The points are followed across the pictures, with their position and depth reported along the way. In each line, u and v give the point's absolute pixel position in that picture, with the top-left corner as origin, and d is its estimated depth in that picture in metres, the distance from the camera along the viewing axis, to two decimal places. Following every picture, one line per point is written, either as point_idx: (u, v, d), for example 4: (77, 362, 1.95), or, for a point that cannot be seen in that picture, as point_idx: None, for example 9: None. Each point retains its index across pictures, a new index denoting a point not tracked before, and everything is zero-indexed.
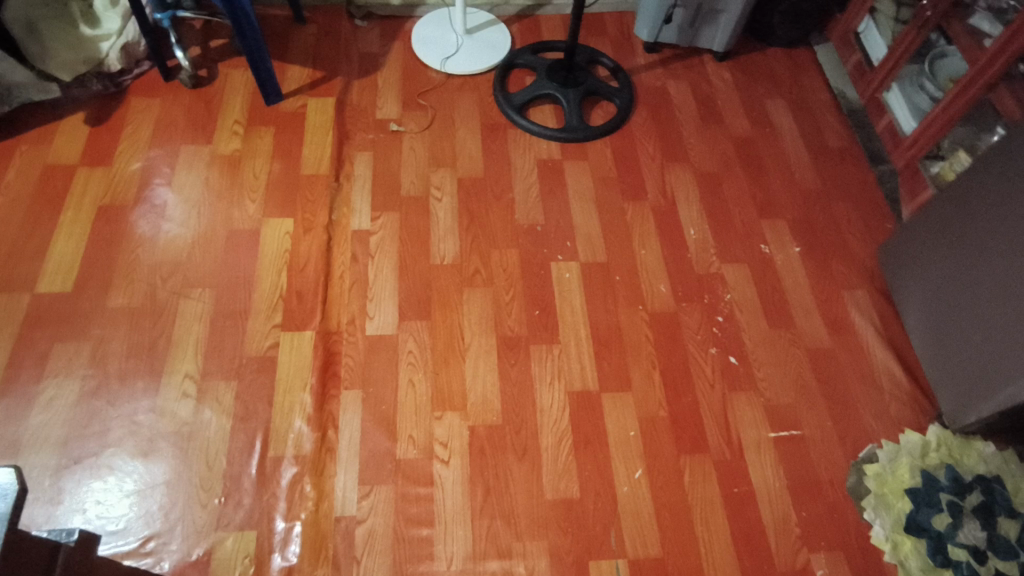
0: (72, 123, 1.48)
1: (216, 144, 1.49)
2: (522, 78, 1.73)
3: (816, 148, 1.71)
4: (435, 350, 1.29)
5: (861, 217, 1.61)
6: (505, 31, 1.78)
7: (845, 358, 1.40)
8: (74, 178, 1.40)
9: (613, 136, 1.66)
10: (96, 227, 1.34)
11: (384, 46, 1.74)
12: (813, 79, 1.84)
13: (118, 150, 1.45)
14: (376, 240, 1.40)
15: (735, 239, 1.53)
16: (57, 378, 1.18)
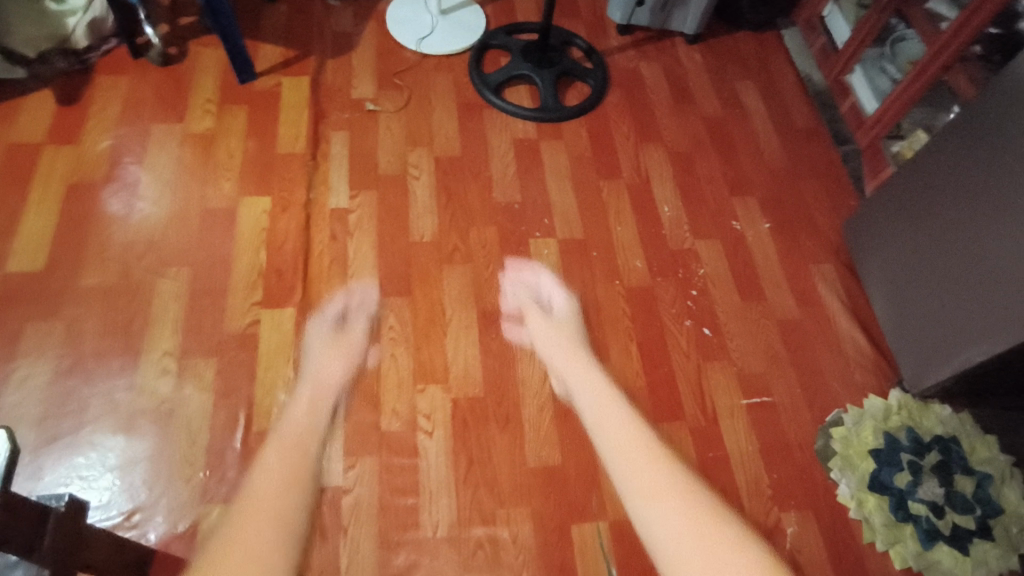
0: (36, 101, 1.44)
1: (189, 122, 1.47)
2: (497, 59, 1.74)
3: (783, 129, 1.76)
4: (416, 326, 1.30)
5: (827, 195, 1.66)
6: (479, 13, 1.79)
7: (813, 328, 1.46)
8: (41, 156, 1.37)
9: (587, 116, 1.68)
10: (66, 205, 1.32)
11: (357, 26, 1.73)
12: (779, 61, 1.89)
13: (87, 128, 1.42)
14: (355, 219, 1.41)
15: (707, 216, 1.58)
16: (30, 357, 1.16)
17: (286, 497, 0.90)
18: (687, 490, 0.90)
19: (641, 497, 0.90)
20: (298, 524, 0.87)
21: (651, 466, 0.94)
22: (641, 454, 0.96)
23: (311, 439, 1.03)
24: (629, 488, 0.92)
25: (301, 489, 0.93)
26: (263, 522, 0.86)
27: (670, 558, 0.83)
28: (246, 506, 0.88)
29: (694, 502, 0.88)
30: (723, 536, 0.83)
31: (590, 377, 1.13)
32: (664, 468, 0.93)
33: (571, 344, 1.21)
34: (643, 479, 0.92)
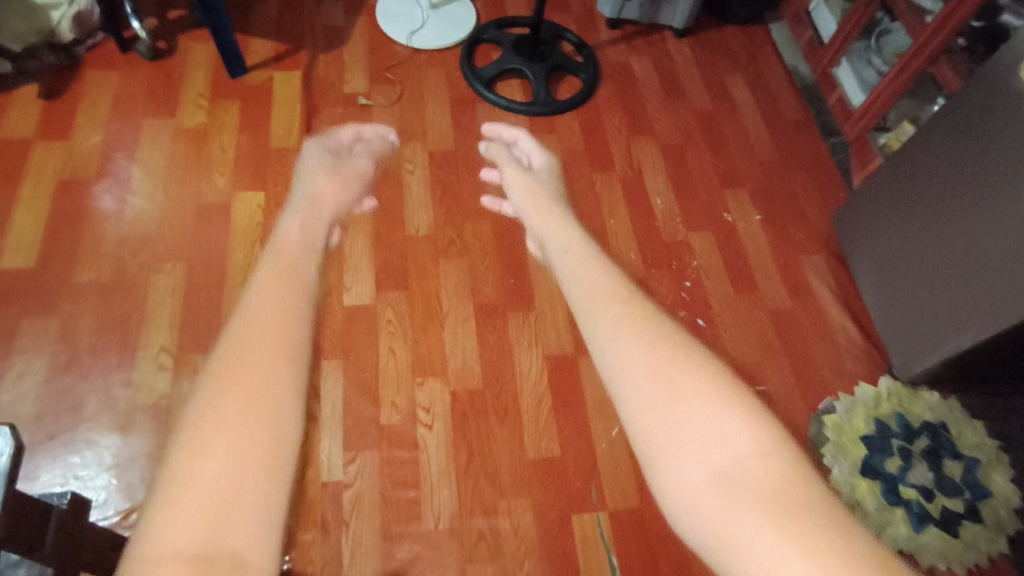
0: (24, 96, 1.42)
1: (180, 117, 1.45)
2: (488, 53, 1.75)
3: (772, 122, 1.78)
4: (414, 320, 1.30)
5: (816, 187, 1.69)
6: (470, 7, 1.79)
7: (805, 318, 1.49)
8: (30, 151, 1.35)
9: (579, 110, 1.69)
10: (57, 201, 1.30)
11: (348, 20, 1.72)
12: (767, 55, 1.91)
13: (76, 123, 1.40)
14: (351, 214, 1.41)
15: (699, 208, 1.60)
16: (25, 355, 1.15)
17: (274, 369, 0.69)
18: (713, 383, 0.66)
19: (637, 391, 0.66)
20: (294, 401, 0.68)
21: (648, 341, 0.70)
22: (642, 340, 0.70)
23: (307, 298, 0.83)
24: (615, 357, 0.70)
25: (289, 356, 0.72)
26: (262, 376, 0.68)
27: (653, 430, 0.64)
28: (229, 371, 0.68)
29: (725, 415, 0.63)
30: (732, 422, 0.63)
31: (557, 227, 1.13)
32: (679, 359, 0.68)
33: (558, 213, 1.18)
34: (643, 366, 0.68)
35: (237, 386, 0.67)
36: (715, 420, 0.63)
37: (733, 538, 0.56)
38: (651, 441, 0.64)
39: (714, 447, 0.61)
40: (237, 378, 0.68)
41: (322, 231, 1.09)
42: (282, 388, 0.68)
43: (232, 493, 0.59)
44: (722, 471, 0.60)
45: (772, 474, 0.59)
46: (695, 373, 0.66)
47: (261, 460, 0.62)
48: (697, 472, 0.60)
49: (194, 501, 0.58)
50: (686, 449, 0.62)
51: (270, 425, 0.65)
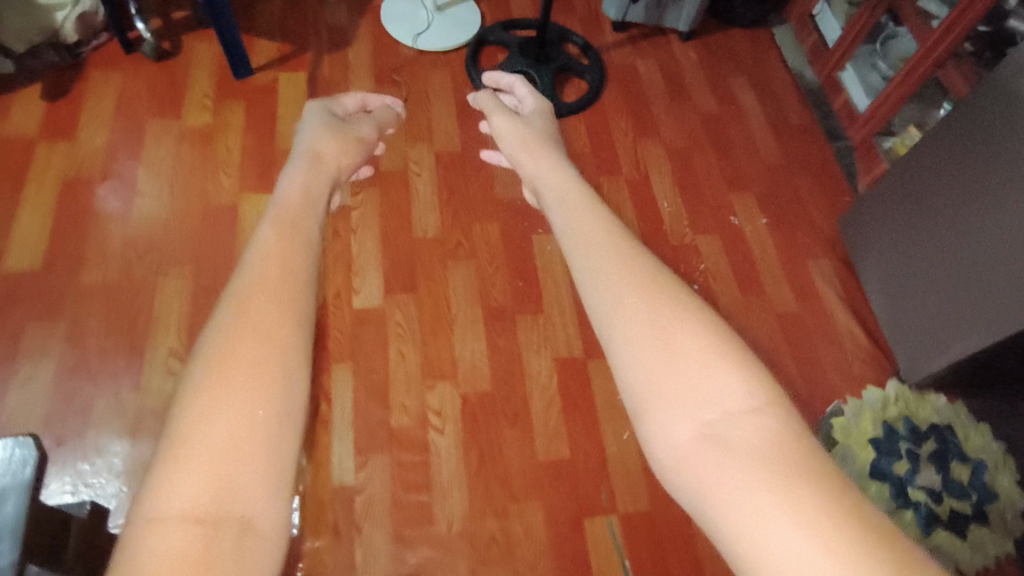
0: (27, 96, 1.40)
1: (185, 118, 1.44)
2: (494, 55, 1.74)
3: (777, 125, 1.79)
4: (422, 322, 1.30)
5: (820, 190, 1.70)
6: (475, 8, 1.78)
7: (811, 321, 1.50)
8: (35, 152, 1.34)
9: (585, 112, 1.69)
10: (62, 203, 1.29)
11: (353, 20, 1.71)
12: (771, 58, 1.91)
13: (80, 123, 1.39)
14: (358, 216, 1.40)
15: (705, 211, 1.60)
16: (32, 359, 1.14)
17: (288, 299, 0.55)
18: (697, 324, 0.48)
19: (622, 334, 0.49)
20: (304, 336, 0.53)
21: (622, 270, 0.53)
22: (626, 269, 0.53)
23: (315, 228, 0.68)
24: (598, 283, 0.53)
25: (301, 284, 0.57)
26: (278, 306, 0.53)
27: (644, 375, 0.46)
28: (245, 294, 0.54)
29: (717, 367, 0.46)
30: (721, 372, 0.46)
31: (530, 140, 0.98)
32: (651, 289, 0.51)
33: (538, 130, 1.04)
34: (628, 300, 0.50)
35: (244, 311, 0.52)
36: (713, 367, 0.46)
37: (732, 515, 0.41)
38: (636, 386, 0.47)
39: (699, 403, 0.45)
40: (243, 305, 0.52)
41: (316, 168, 0.96)
42: (295, 319, 0.53)
43: (247, 442, 0.45)
44: (712, 426, 0.44)
45: (766, 433, 0.43)
46: (685, 309, 0.49)
47: (275, 404, 0.48)
48: (685, 425, 0.44)
49: (206, 452, 0.44)
50: (674, 397, 0.45)
51: (283, 364, 0.50)
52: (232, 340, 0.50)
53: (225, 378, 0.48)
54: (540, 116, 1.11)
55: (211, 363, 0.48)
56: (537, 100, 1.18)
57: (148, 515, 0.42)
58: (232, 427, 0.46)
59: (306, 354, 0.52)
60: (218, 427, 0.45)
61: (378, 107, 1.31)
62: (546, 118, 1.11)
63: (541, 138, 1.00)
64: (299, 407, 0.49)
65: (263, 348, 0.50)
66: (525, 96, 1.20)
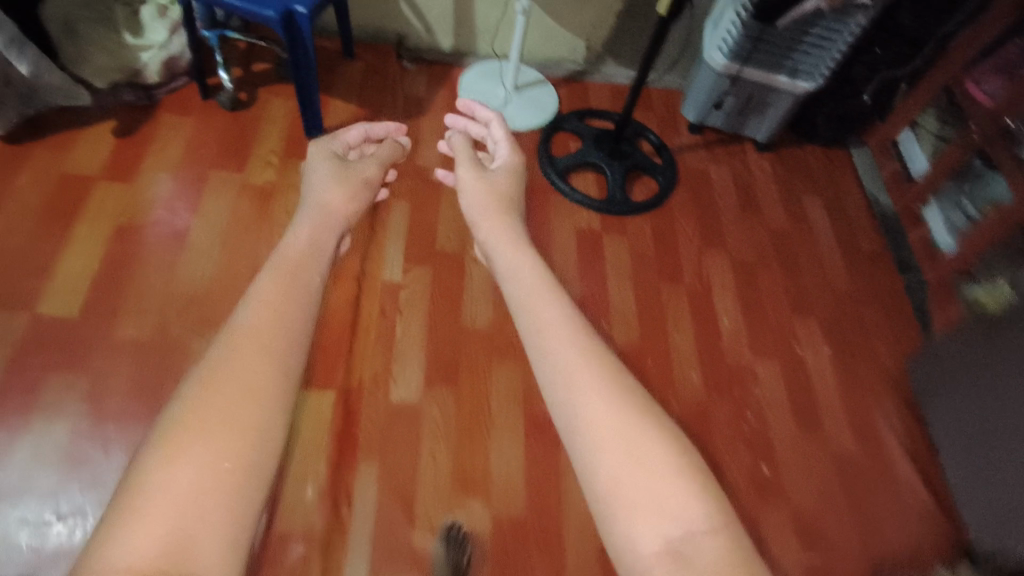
0: (96, 132, 1.39)
1: (249, 172, 1.41)
2: (566, 142, 1.70)
3: (850, 251, 1.70)
4: (460, 424, 1.20)
5: (893, 327, 1.58)
6: (553, 93, 1.76)
7: (878, 475, 1.36)
8: (94, 190, 1.31)
9: (652, 213, 1.63)
10: (111, 247, 1.25)
11: (429, 92, 1.71)
12: (847, 180, 1.85)
13: (143, 165, 1.37)
14: (407, 295, 1.33)
15: (770, 337, 1.50)
16: (47, 415, 1.07)
17: (277, 344, 0.52)
18: (666, 443, 0.45)
19: (590, 444, 0.45)
20: (287, 385, 0.50)
21: (585, 368, 0.50)
22: (589, 368, 0.50)
23: (317, 272, 0.65)
24: (562, 383, 0.49)
25: (291, 328, 0.54)
26: (266, 353, 0.50)
27: (605, 486, 0.44)
28: (235, 337, 0.51)
29: (679, 486, 0.43)
30: (684, 494, 0.43)
31: (494, 202, 0.85)
32: (615, 395, 0.48)
33: (507, 195, 0.88)
34: (598, 410, 0.47)
35: (234, 356, 0.49)
36: (676, 488, 0.43)
37: None
38: (601, 493, 0.44)
39: (665, 517, 0.42)
40: (229, 352, 0.49)
41: (333, 226, 0.82)
42: (281, 363, 0.50)
43: (205, 494, 0.41)
44: (678, 547, 0.41)
45: (725, 558, 0.41)
46: (639, 420, 0.46)
47: (243, 451, 0.44)
48: (651, 541, 0.41)
49: (161, 500, 0.40)
50: (641, 513, 0.42)
51: (263, 414, 0.46)
52: (210, 384, 0.47)
53: (191, 423, 0.44)
54: (506, 169, 0.94)
55: (182, 407, 0.45)
56: (511, 148, 1.00)
57: (89, 568, 0.37)
58: (189, 474, 0.41)
59: (288, 401, 0.49)
60: (172, 475, 0.41)
61: (389, 149, 1.10)
62: (515, 173, 0.94)
63: (507, 203, 0.85)
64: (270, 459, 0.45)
65: (238, 391, 0.47)
66: (500, 138, 1.04)
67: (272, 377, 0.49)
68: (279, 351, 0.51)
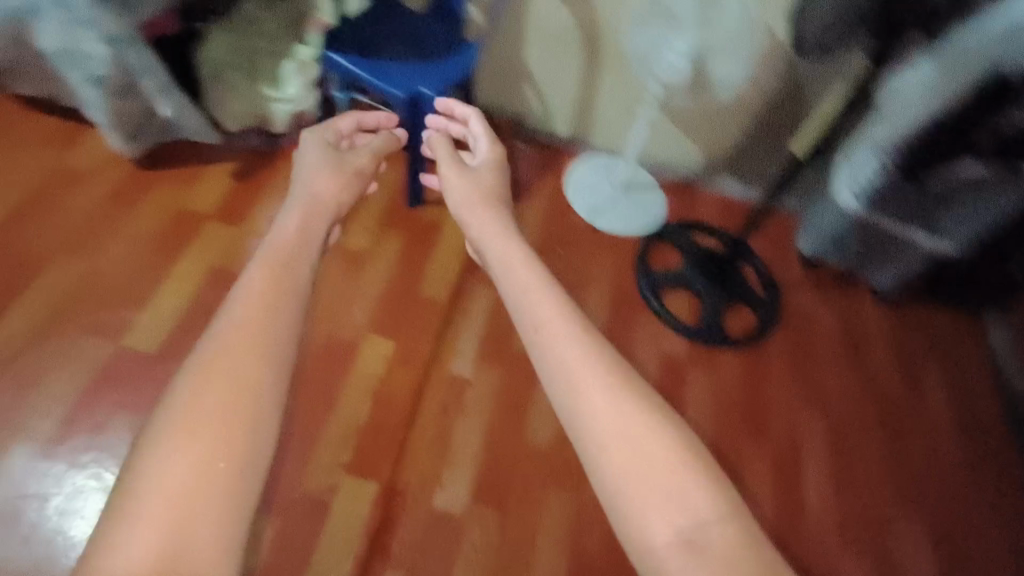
0: (217, 171, 1.46)
1: (346, 234, 1.43)
2: (666, 256, 1.62)
3: (967, 437, 1.50)
4: (499, 553, 1.12)
5: (1007, 542, 1.37)
6: (663, 202, 1.68)
7: None
8: (200, 230, 1.36)
9: (747, 349, 1.50)
10: (202, 290, 1.28)
11: (536, 177, 1.69)
12: (976, 351, 1.65)
13: (251, 212, 1.41)
14: (472, 393, 1.27)
15: (858, 525, 1.33)
16: (104, 454, 1.09)
17: (264, 345, 0.55)
18: (672, 449, 0.54)
19: (601, 449, 0.54)
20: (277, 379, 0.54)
21: (594, 382, 0.58)
22: (589, 372, 0.58)
23: (309, 267, 0.67)
24: (570, 395, 0.58)
25: (278, 327, 0.57)
26: (256, 356, 0.54)
27: (629, 495, 0.52)
28: (224, 340, 0.54)
29: (684, 486, 0.52)
30: (690, 485, 0.52)
31: (483, 193, 0.97)
32: (625, 401, 0.56)
33: (492, 188, 0.99)
34: (605, 422, 0.55)
35: (222, 358, 0.53)
36: (682, 489, 0.52)
37: None
38: (615, 491, 0.53)
39: (677, 510, 0.51)
40: (215, 354, 0.53)
41: (327, 217, 0.81)
42: (268, 365, 0.54)
43: (200, 491, 0.46)
44: (688, 534, 0.50)
45: (729, 545, 0.49)
46: (657, 426, 0.55)
47: (240, 446, 0.49)
48: (662, 531, 0.50)
49: (160, 504, 0.45)
50: (651, 506, 0.51)
51: (251, 418, 0.51)
52: (203, 389, 0.50)
53: (182, 428, 0.48)
54: (486, 164, 1.07)
55: (181, 412, 0.49)
56: (489, 144, 1.12)
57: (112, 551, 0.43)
58: (188, 471, 0.47)
59: (279, 398, 0.53)
60: (164, 478, 0.46)
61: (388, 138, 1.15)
62: (495, 163, 1.07)
63: (493, 194, 0.97)
64: (260, 453, 0.50)
65: (231, 391, 0.51)
66: (479, 133, 1.15)
67: (260, 376, 0.53)
68: (266, 351, 0.55)
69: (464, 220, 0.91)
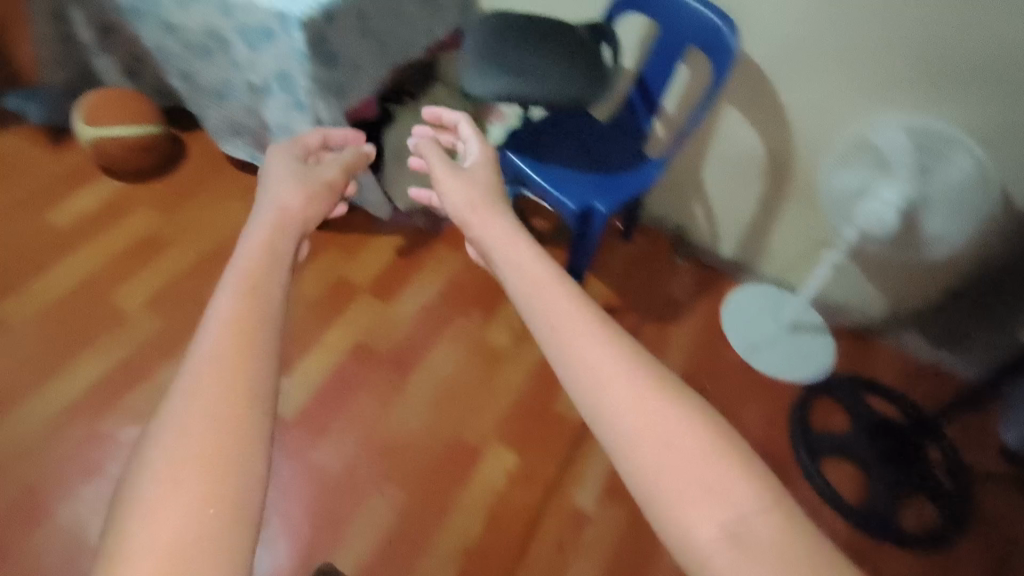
0: (381, 244, 1.51)
1: (489, 330, 1.41)
2: (829, 413, 1.42)
3: None
4: None
5: None
6: (831, 348, 1.49)
7: None
8: (354, 302, 1.40)
9: (923, 550, 1.25)
10: (345, 364, 1.31)
11: (691, 297, 1.60)
12: None
13: (404, 292, 1.44)
14: (591, 535, 1.16)
15: None
16: None
17: (243, 365, 0.39)
18: (707, 430, 0.40)
19: (630, 443, 0.40)
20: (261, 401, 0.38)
21: (610, 363, 0.43)
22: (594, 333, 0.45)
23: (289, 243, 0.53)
24: (586, 382, 0.43)
25: (262, 337, 0.41)
26: (235, 369, 0.38)
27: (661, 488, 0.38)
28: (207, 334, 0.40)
29: (731, 475, 0.38)
30: (731, 473, 0.38)
31: (487, 188, 0.69)
32: (630, 365, 0.43)
33: (496, 194, 0.68)
34: (628, 412, 0.41)
35: (189, 407, 0.36)
36: (721, 474, 0.38)
37: None
38: (648, 493, 0.38)
39: (718, 496, 0.37)
40: (175, 406, 0.36)
41: (288, 220, 0.57)
42: (247, 386, 0.38)
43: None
44: (737, 527, 0.35)
45: (787, 538, 0.35)
46: (681, 395, 0.42)
47: (233, 505, 0.34)
48: (706, 527, 0.36)
49: None
50: (688, 497, 0.37)
51: (234, 467, 0.35)
52: (168, 451, 0.35)
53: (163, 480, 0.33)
54: (483, 164, 0.75)
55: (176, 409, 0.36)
56: (480, 143, 0.80)
57: None
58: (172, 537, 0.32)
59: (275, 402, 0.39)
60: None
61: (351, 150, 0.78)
62: (490, 164, 0.75)
63: (500, 203, 0.66)
64: (257, 496, 0.35)
65: (207, 433, 0.35)
66: (470, 136, 0.83)
67: (242, 402, 0.37)
68: (243, 368, 0.39)
69: (467, 230, 0.63)
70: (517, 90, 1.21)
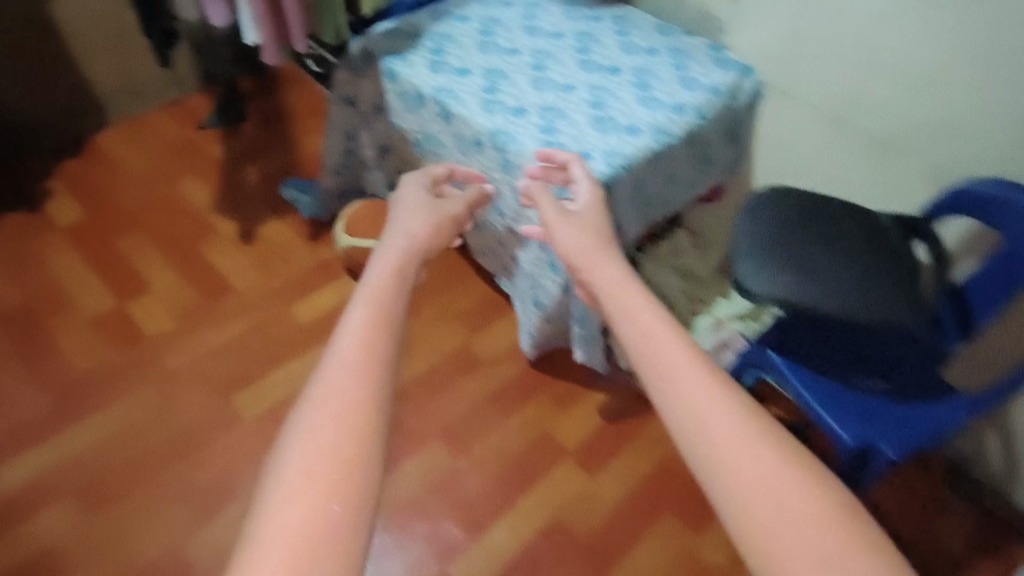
0: (591, 403, 1.37)
1: (702, 542, 1.20)
2: None
3: None
4: None
5: None
6: None
7: None
8: (556, 467, 1.28)
9: None
10: (538, 542, 1.18)
11: (965, 556, 1.24)
12: None
13: (610, 467, 1.29)
14: None
15: None
16: None
17: (366, 381, 0.39)
18: (833, 501, 0.35)
19: (755, 520, 0.35)
20: (382, 416, 0.38)
21: (740, 430, 0.38)
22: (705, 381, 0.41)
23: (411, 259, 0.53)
24: (701, 441, 0.39)
25: (386, 349, 0.42)
26: (354, 386, 0.39)
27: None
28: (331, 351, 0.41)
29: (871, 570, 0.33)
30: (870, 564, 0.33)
31: (599, 235, 0.64)
32: (750, 424, 0.39)
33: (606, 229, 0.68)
34: (760, 481, 0.36)
35: (314, 424, 0.37)
36: (837, 548, 0.33)
37: None
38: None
39: None
40: (304, 424, 0.37)
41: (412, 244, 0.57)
42: (361, 420, 0.37)
43: None
44: None
45: None
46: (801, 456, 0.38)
47: (349, 517, 0.34)
48: None
49: None
50: None
51: (354, 485, 0.35)
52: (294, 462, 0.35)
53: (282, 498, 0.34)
54: (594, 205, 0.75)
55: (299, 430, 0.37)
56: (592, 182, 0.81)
57: None
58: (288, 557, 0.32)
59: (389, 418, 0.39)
60: None
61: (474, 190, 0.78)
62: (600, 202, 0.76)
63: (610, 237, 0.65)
64: (370, 515, 0.35)
65: (324, 460, 0.35)
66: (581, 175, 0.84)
67: (356, 425, 0.37)
68: (368, 374, 0.40)
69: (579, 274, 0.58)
70: (816, 299, 1.00)
